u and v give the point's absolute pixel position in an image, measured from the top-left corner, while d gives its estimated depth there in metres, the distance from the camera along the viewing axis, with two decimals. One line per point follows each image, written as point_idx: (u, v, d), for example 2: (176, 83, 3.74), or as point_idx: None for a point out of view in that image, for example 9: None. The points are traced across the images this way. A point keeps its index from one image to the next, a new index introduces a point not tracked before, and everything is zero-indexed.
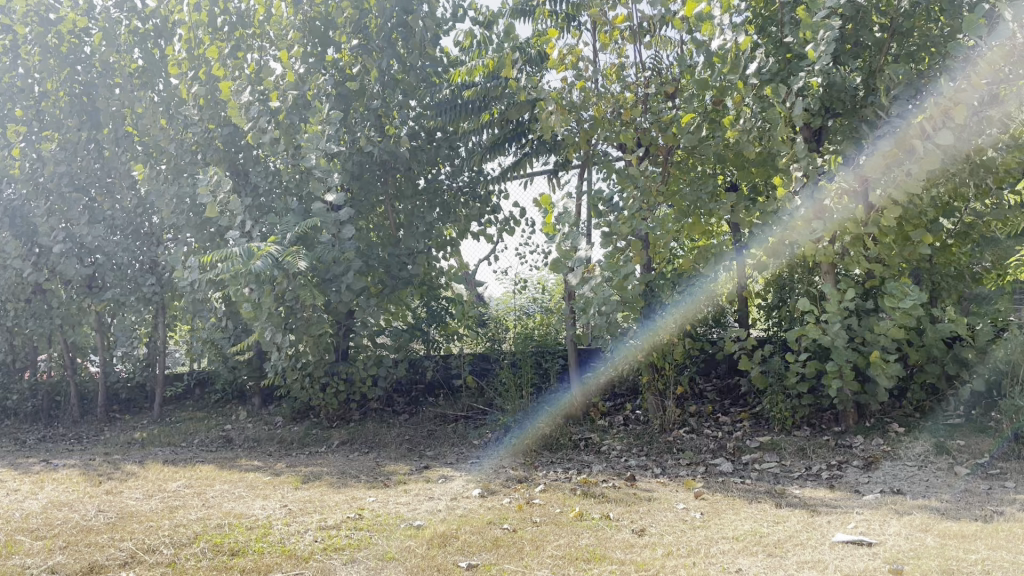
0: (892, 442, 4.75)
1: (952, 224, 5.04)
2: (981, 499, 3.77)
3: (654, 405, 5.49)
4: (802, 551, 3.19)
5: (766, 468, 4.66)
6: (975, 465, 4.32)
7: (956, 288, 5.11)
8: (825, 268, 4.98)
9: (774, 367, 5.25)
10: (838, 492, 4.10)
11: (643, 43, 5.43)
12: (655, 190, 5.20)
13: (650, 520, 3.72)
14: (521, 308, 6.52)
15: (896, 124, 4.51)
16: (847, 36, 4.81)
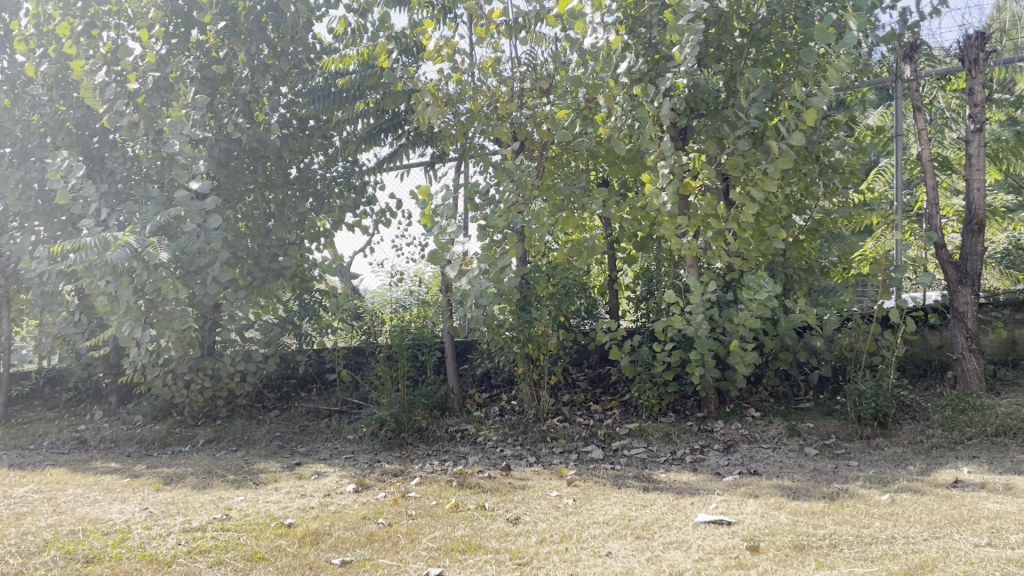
0: (750, 426, 5.04)
1: (804, 221, 5.39)
2: (828, 477, 4.07)
3: (529, 396, 5.59)
4: (668, 532, 3.34)
5: (634, 454, 4.83)
6: (823, 446, 4.66)
7: (807, 280, 5.40)
8: (689, 262, 5.23)
9: (642, 357, 5.37)
10: (701, 475, 4.32)
11: (519, 38, 5.48)
12: (529, 183, 5.26)
13: (524, 508, 3.79)
14: (398, 300, 6.30)
15: (754, 125, 4.76)
16: (711, 39, 5.04)
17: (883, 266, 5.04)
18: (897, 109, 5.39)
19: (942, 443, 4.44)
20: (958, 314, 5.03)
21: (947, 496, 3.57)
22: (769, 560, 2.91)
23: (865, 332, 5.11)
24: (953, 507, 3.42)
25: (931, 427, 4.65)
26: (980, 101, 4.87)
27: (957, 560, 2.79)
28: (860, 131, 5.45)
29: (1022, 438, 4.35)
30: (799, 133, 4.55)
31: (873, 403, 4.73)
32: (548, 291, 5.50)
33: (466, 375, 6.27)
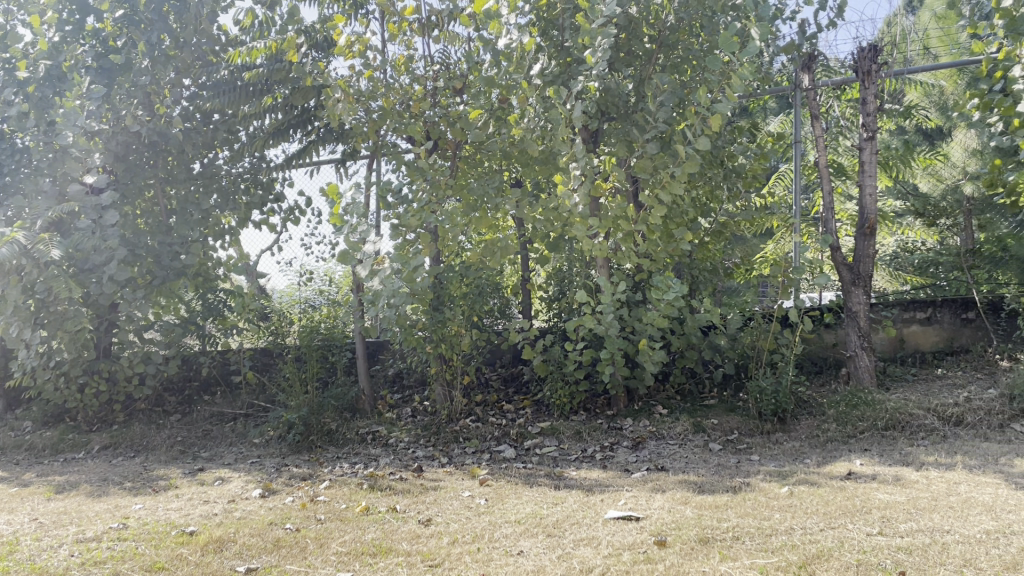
0: (657, 423, 5.16)
1: (709, 224, 5.55)
2: (732, 472, 4.20)
3: (441, 396, 5.56)
4: (578, 529, 3.38)
5: (546, 452, 4.87)
6: (726, 442, 4.81)
7: (711, 281, 5.56)
8: (600, 262, 5.30)
9: (554, 356, 5.42)
10: (610, 472, 4.39)
11: (432, 37, 5.45)
12: (442, 183, 5.26)
13: (436, 509, 3.77)
14: (307, 300, 6.22)
15: (662, 129, 4.87)
16: (621, 44, 5.14)
17: (783, 268, 5.22)
18: (796, 117, 5.61)
19: (837, 436, 4.65)
20: (852, 314, 5.27)
21: (841, 488, 3.74)
22: (675, 554, 2.98)
23: (765, 331, 5.30)
24: (847, 497, 3.58)
25: (826, 421, 4.86)
26: (873, 110, 5.12)
27: (851, 549, 2.92)
28: (762, 137, 5.68)
29: (909, 431, 4.60)
30: (704, 138, 4.69)
31: (773, 399, 4.91)
32: (461, 291, 5.49)
33: (378, 376, 6.19)
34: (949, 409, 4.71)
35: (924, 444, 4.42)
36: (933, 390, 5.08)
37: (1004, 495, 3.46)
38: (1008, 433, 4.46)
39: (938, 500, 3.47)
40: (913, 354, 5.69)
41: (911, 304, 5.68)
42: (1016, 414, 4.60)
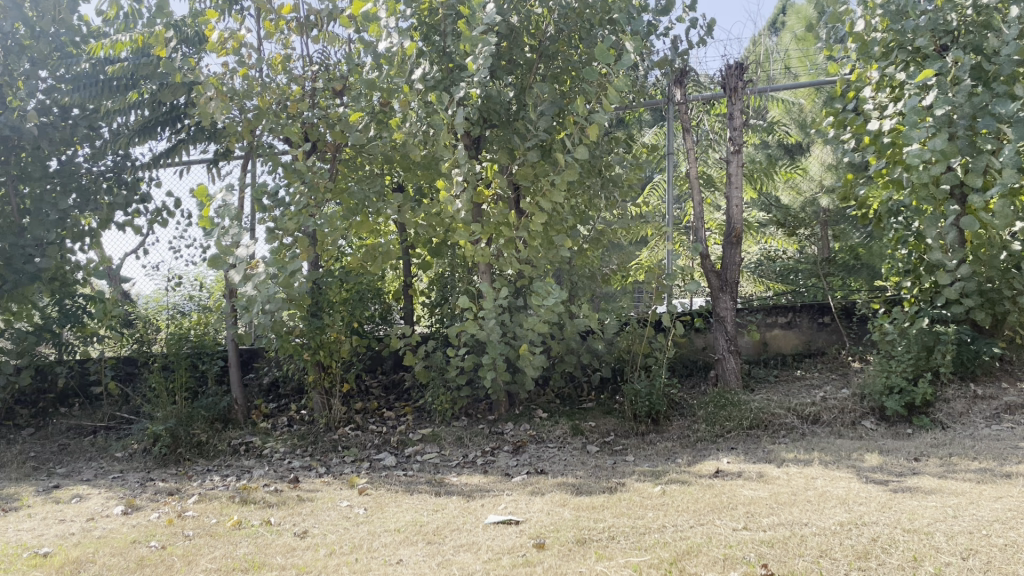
0: (537, 427, 5.22)
1: (587, 231, 5.68)
2: (608, 473, 4.31)
3: (319, 405, 5.43)
4: (458, 535, 3.38)
5: (426, 459, 4.84)
6: (603, 444, 4.93)
7: (590, 288, 5.72)
8: (482, 268, 5.33)
9: (435, 362, 5.39)
10: (491, 477, 4.41)
11: (311, 37, 5.34)
12: (322, 186, 5.10)
13: (312, 521, 3.67)
14: (175, 307, 5.98)
15: (542, 137, 4.96)
16: (502, 52, 5.18)
17: (657, 274, 5.40)
18: (669, 130, 5.83)
19: (706, 436, 4.86)
20: (720, 319, 5.52)
21: (710, 485, 3.91)
22: (554, 556, 3.02)
23: (641, 335, 5.46)
24: (715, 494, 3.74)
25: (697, 421, 5.06)
26: (740, 125, 5.36)
27: (719, 544, 3.05)
28: (637, 148, 5.90)
29: (772, 429, 4.86)
30: (583, 148, 4.80)
31: (647, 401, 5.08)
32: (341, 297, 5.36)
33: (252, 384, 5.98)
34: (808, 408, 5.00)
35: (785, 442, 4.67)
36: (793, 390, 5.39)
37: (856, 488, 3.71)
38: (859, 429, 4.77)
39: (798, 494, 3.68)
40: (775, 357, 6.00)
41: (773, 309, 6.00)
42: (866, 412, 4.89)
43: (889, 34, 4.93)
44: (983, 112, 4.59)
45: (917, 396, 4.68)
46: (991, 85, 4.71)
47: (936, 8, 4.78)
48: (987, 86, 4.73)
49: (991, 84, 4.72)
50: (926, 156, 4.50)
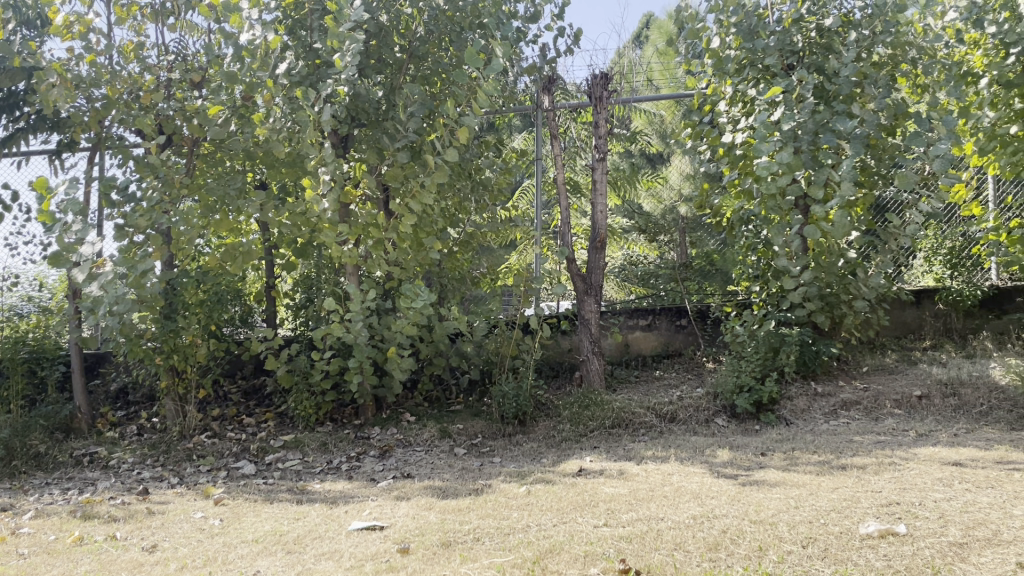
0: (405, 431, 5.17)
1: (457, 234, 5.71)
2: (474, 475, 4.32)
3: (173, 412, 5.17)
4: (320, 544, 3.29)
5: (288, 466, 4.69)
6: (471, 446, 4.95)
7: (459, 290, 5.70)
8: (349, 269, 5.21)
9: (299, 366, 5.22)
10: (355, 482, 4.32)
11: (166, 25, 5.07)
12: (177, 182, 4.91)
13: (163, 534, 3.48)
14: (11, 308, 5.46)
15: (411, 138, 4.92)
16: (371, 50, 5.11)
17: (525, 278, 5.43)
18: (538, 135, 5.93)
19: (570, 436, 4.96)
20: (585, 321, 5.65)
21: (573, 484, 3.99)
22: (417, 560, 3.00)
23: (508, 337, 5.48)
24: (577, 493, 3.83)
25: (562, 422, 5.16)
26: (604, 133, 5.52)
27: (580, 541, 3.12)
28: (506, 153, 5.95)
29: (632, 428, 5.02)
30: (453, 150, 4.82)
31: (514, 403, 5.12)
32: (197, 298, 5.12)
33: (97, 391, 5.63)
34: (666, 407, 5.19)
35: (644, 440, 4.84)
36: (653, 390, 5.59)
37: (708, 482, 3.89)
38: (712, 427, 5.00)
39: (655, 490, 3.82)
40: (636, 358, 6.22)
41: (635, 311, 6.22)
42: (719, 410, 5.13)
43: (742, 52, 5.21)
44: (825, 128, 4.89)
45: (764, 395, 4.96)
46: (832, 103, 5.03)
47: (785, 29, 5.09)
48: (828, 104, 5.06)
49: (832, 103, 5.04)
50: (773, 169, 4.81)
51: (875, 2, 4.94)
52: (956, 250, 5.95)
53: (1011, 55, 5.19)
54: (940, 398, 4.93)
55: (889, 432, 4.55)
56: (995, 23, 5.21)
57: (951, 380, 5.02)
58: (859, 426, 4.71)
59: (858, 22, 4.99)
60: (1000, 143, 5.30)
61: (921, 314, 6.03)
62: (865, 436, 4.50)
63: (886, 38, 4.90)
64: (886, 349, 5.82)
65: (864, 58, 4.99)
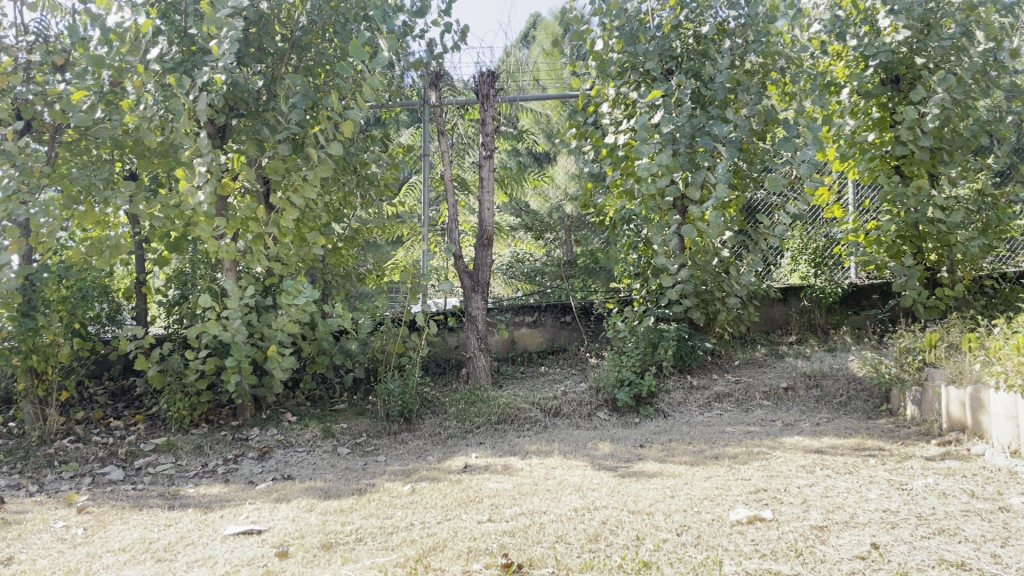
0: (285, 431, 5.03)
1: (342, 229, 5.60)
2: (358, 474, 4.25)
3: (32, 415, 4.84)
4: (192, 550, 3.16)
5: (160, 470, 4.47)
6: (354, 445, 4.86)
7: (344, 286, 5.62)
8: (226, 265, 5.02)
9: (172, 366, 4.99)
10: (232, 486, 4.17)
11: (25, 3, 4.75)
12: (37, 170, 4.59)
13: (19, 546, 3.26)
14: None
15: (293, 131, 4.80)
16: (251, 39, 4.95)
17: (412, 274, 5.34)
18: (425, 131, 5.90)
19: (455, 432, 4.96)
20: (472, 318, 5.66)
21: (458, 481, 3.99)
22: (297, 563, 2.92)
23: (394, 334, 5.42)
24: (462, 489, 3.83)
25: (448, 419, 5.16)
26: (491, 131, 5.53)
27: (463, 538, 3.13)
28: (392, 148, 5.85)
29: (517, 424, 5.06)
30: (337, 144, 4.72)
31: (399, 401, 5.08)
32: (60, 295, 4.82)
33: None
34: (550, 402, 5.26)
35: (529, 435, 4.90)
36: (537, 386, 5.67)
37: (590, 475, 3.97)
38: (595, 420, 5.10)
39: (538, 484, 3.87)
40: (522, 354, 6.31)
41: (521, 308, 6.30)
42: (601, 404, 5.24)
43: (623, 56, 5.35)
44: (702, 132, 5.08)
45: (643, 388, 5.13)
46: (707, 108, 5.24)
47: (664, 35, 5.27)
48: (704, 109, 5.27)
49: (708, 107, 5.26)
50: (653, 170, 4.98)
51: (748, 12, 5.13)
52: (819, 251, 6.40)
53: (869, 67, 5.63)
54: (804, 390, 5.22)
55: (759, 422, 4.79)
56: (856, 36, 5.64)
57: (815, 372, 5.32)
58: (732, 417, 4.93)
59: (733, 31, 5.19)
60: (858, 148, 5.74)
61: (788, 311, 6.35)
62: (736, 426, 4.71)
63: (757, 47, 5.13)
64: (756, 344, 6.12)
65: (737, 66, 5.22)
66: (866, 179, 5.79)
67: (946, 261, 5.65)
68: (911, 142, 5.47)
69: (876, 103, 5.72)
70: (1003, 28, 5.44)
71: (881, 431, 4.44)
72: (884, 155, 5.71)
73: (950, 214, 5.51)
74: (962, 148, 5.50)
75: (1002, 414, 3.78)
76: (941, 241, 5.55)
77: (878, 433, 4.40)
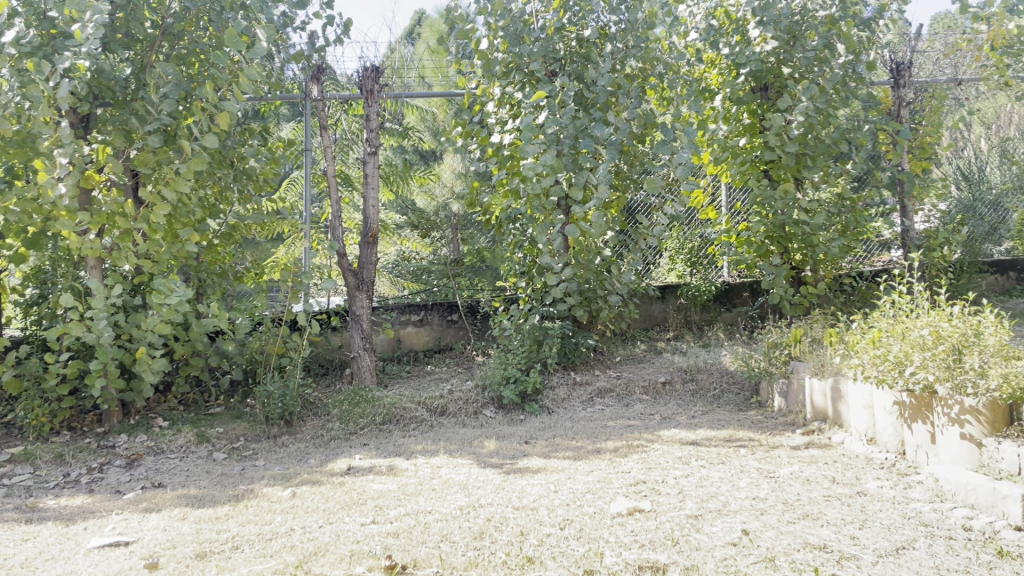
0: (156, 437, 4.79)
1: (218, 226, 5.39)
2: (235, 480, 4.10)
3: None
4: (52, 566, 2.96)
5: (16, 482, 4.17)
6: (231, 450, 4.69)
7: (220, 285, 5.41)
8: (91, 262, 4.73)
9: (30, 370, 4.67)
10: (97, 496, 3.94)
11: None
12: None
13: None
14: None
15: (165, 122, 4.57)
16: (117, 24, 4.69)
17: (293, 272, 5.19)
18: (306, 125, 5.75)
19: (339, 434, 4.86)
20: (356, 317, 5.55)
21: (340, 483, 3.91)
22: None
23: (274, 335, 5.25)
24: (345, 492, 3.75)
25: (330, 420, 5.05)
26: (375, 127, 5.45)
27: (345, 541, 3.07)
28: (272, 142, 5.67)
29: (402, 424, 5.01)
30: (212, 136, 4.54)
31: (280, 403, 4.94)
32: None
33: None
34: (436, 401, 5.24)
35: (414, 435, 4.86)
36: (423, 385, 5.63)
37: (475, 473, 3.98)
38: (480, 418, 5.12)
39: (423, 484, 3.85)
40: (407, 353, 6.24)
41: (406, 307, 6.23)
42: (486, 402, 5.26)
43: (508, 56, 5.38)
44: (584, 134, 5.19)
45: (528, 385, 5.19)
46: (589, 110, 5.36)
47: (547, 36, 5.34)
48: (586, 111, 5.37)
49: (590, 109, 5.36)
50: (538, 170, 5.04)
51: (627, 17, 5.27)
52: (694, 251, 6.59)
53: (741, 75, 5.90)
54: (681, 384, 5.41)
55: (639, 416, 4.93)
56: (728, 45, 5.91)
57: (691, 367, 5.52)
58: (614, 411, 5.06)
59: (613, 35, 5.32)
60: (731, 153, 5.99)
61: (666, 309, 6.56)
62: (618, 421, 4.83)
63: (636, 52, 5.29)
64: (636, 340, 6.31)
65: (618, 70, 5.35)
66: (738, 183, 6.06)
67: (810, 260, 6.01)
68: (779, 148, 5.77)
69: (747, 110, 6.01)
70: (860, 42, 5.81)
71: (751, 422, 4.66)
72: (754, 159, 5.99)
73: (813, 216, 5.86)
74: (824, 154, 5.84)
75: (859, 404, 4.05)
76: (805, 242, 5.88)
77: (749, 424, 4.61)
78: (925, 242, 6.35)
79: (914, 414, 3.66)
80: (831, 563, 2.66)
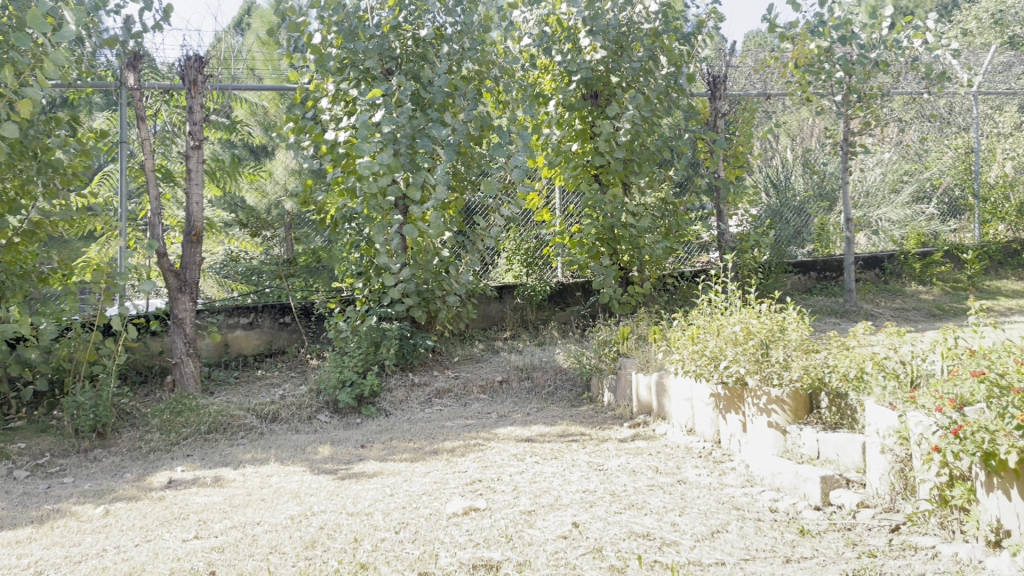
0: None
1: (19, 222, 4.95)
2: (39, 499, 3.77)
3: None
4: None
5: None
6: (35, 467, 4.31)
7: (22, 287, 4.93)
8: None
9: None
10: None
11: None
12: None
13: None
14: None
15: None
16: None
17: (106, 273, 4.85)
18: (122, 116, 5.35)
19: (159, 445, 4.58)
20: (178, 321, 5.26)
21: (160, 497, 3.69)
22: None
23: (85, 341, 4.87)
24: (165, 507, 3.54)
25: (150, 431, 4.74)
26: (199, 120, 5.17)
27: (164, 559, 2.89)
28: (84, 133, 5.25)
29: (230, 432, 4.79)
30: (11, 124, 4.14)
31: (91, 414, 4.60)
32: None
33: None
34: (266, 407, 5.04)
35: (243, 443, 4.66)
36: (253, 391, 5.41)
37: (307, 480, 3.87)
38: (314, 423, 4.98)
39: (252, 494, 3.69)
40: (236, 358, 5.97)
41: (234, 309, 5.95)
42: (321, 406, 5.13)
43: (342, 52, 5.27)
44: (421, 134, 5.17)
45: (364, 388, 5.11)
46: (426, 111, 5.34)
47: (382, 34, 5.28)
48: (423, 111, 5.35)
49: (427, 110, 5.35)
50: (374, 169, 4.98)
51: (462, 19, 5.33)
52: (529, 251, 6.72)
53: (573, 82, 6.10)
54: (517, 382, 5.49)
55: (475, 415, 4.97)
56: (561, 52, 6.11)
57: (526, 366, 5.63)
58: (450, 411, 5.08)
59: (450, 36, 5.35)
60: (564, 157, 6.18)
61: (503, 308, 6.66)
62: (454, 421, 4.85)
63: (472, 54, 5.34)
64: (473, 340, 6.37)
65: (454, 71, 5.38)
66: (570, 186, 6.26)
67: (636, 261, 6.30)
68: (608, 154, 6.01)
69: (578, 116, 6.17)
70: (682, 55, 6.15)
71: (582, 417, 4.82)
72: (585, 164, 6.20)
73: (639, 219, 6.16)
74: (649, 160, 6.13)
75: (680, 398, 4.29)
76: (632, 243, 6.18)
77: (580, 419, 4.77)
78: (738, 244, 6.82)
79: (728, 405, 3.91)
80: (653, 550, 2.80)
